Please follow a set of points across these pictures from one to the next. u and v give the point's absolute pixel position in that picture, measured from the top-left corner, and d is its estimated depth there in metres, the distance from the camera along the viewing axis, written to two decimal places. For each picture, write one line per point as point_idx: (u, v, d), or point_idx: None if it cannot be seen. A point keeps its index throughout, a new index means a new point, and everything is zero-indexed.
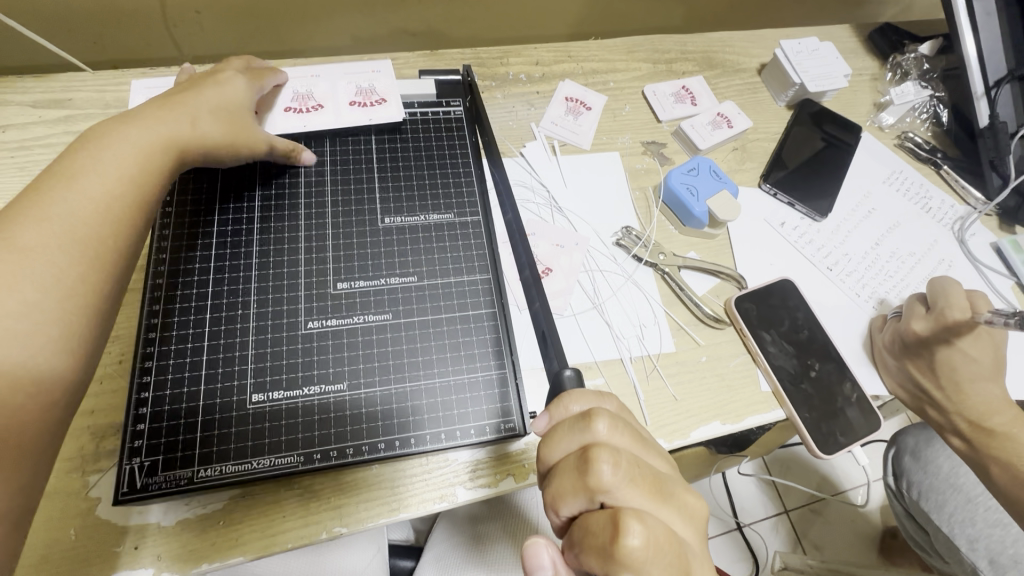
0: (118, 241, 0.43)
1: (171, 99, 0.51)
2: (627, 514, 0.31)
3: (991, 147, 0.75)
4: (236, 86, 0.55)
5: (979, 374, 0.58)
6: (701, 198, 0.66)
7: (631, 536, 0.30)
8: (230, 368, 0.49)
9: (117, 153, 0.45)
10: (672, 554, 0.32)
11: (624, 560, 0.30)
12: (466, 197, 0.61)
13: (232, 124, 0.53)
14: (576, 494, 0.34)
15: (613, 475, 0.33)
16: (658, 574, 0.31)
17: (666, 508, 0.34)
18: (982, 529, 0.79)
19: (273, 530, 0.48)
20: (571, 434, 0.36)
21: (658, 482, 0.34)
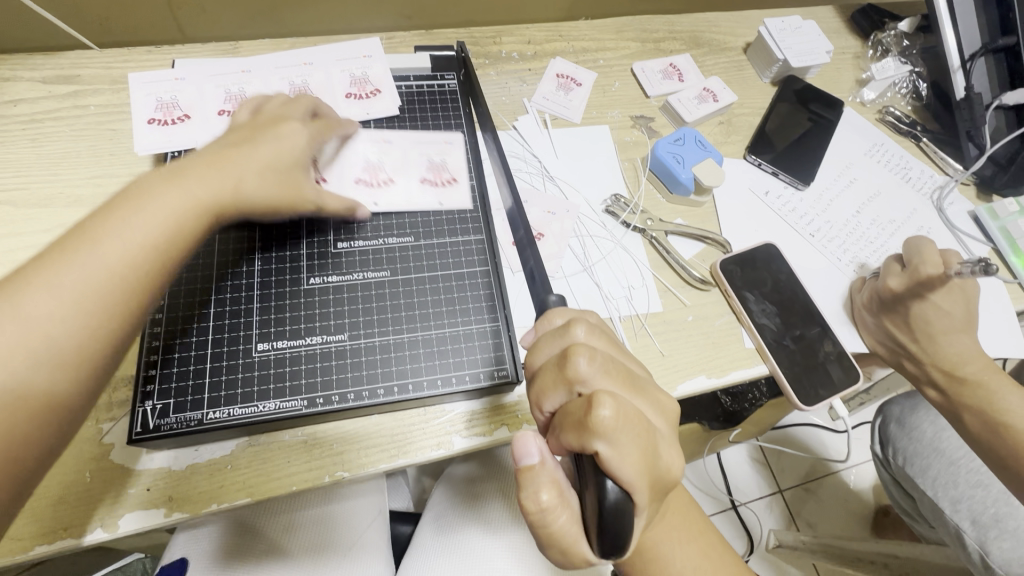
0: (125, 315, 0.37)
1: (227, 149, 0.46)
2: (599, 391, 0.34)
3: (967, 119, 0.79)
4: (297, 148, 0.50)
5: (951, 326, 0.61)
6: (687, 166, 0.69)
7: (603, 407, 0.33)
8: (236, 319, 0.51)
9: (156, 214, 0.39)
10: (641, 430, 0.34)
11: (596, 428, 0.33)
12: (461, 163, 0.64)
13: (282, 185, 0.47)
14: (556, 385, 0.37)
15: (589, 365, 0.36)
16: (627, 443, 0.33)
17: (638, 399, 0.37)
18: (964, 491, 0.81)
19: (279, 475, 0.50)
20: (553, 341, 0.40)
21: (630, 377, 0.38)
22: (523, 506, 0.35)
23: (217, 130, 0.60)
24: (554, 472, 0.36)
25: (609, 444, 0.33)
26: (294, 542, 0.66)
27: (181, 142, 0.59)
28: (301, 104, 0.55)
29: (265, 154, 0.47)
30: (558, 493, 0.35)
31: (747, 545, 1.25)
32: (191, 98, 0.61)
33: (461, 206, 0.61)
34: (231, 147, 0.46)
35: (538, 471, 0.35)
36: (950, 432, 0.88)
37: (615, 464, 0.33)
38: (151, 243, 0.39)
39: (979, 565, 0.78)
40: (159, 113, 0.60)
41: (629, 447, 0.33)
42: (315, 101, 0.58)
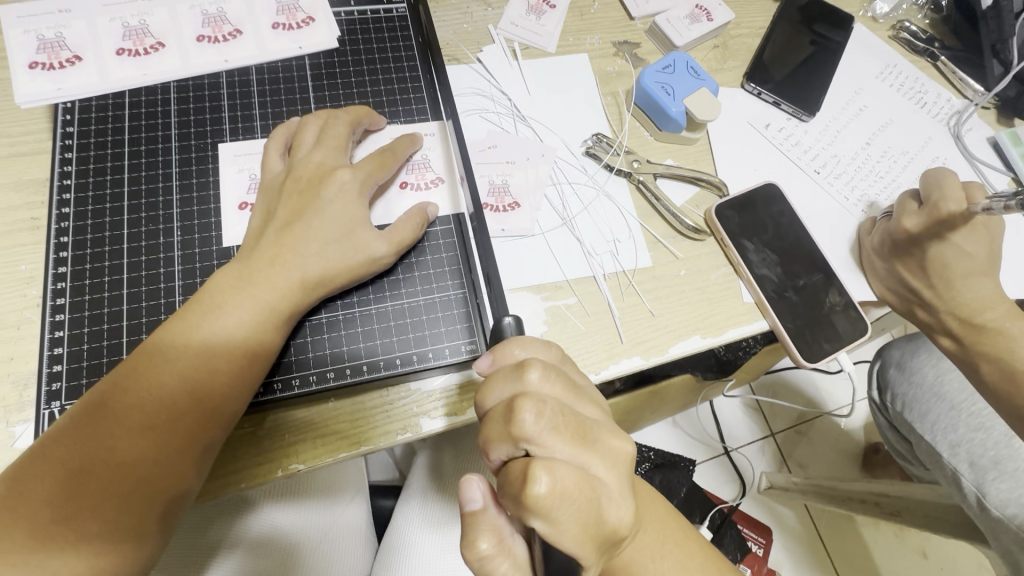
0: (204, 398, 0.40)
1: (289, 230, 0.44)
2: (536, 463, 0.32)
3: (994, 30, 0.71)
4: (355, 202, 0.46)
5: (971, 268, 0.55)
6: (677, 97, 0.60)
7: (539, 482, 0.31)
8: (155, 301, 0.45)
9: (225, 327, 0.41)
10: (585, 496, 0.33)
11: (533, 506, 0.31)
12: (414, 105, 0.56)
13: (346, 251, 0.45)
14: (501, 439, 0.34)
15: (535, 422, 0.33)
16: (563, 517, 0.32)
17: (596, 456, 0.35)
18: (964, 434, 0.77)
19: (224, 472, 0.45)
20: (503, 382, 0.37)
21: (582, 429, 0.35)
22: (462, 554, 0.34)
23: (115, 74, 0.51)
24: (497, 518, 0.36)
25: (546, 520, 0.32)
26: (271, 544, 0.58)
27: (75, 89, 0.50)
28: (338, 133, 0.49)
29: (328, 228, 0.45)
30: (499, 541, 0.35)
31: (739, 490, 1.25)
32: (81, 36, 0.51)
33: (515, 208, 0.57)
34: (287, 229, 0.44)
35: (478, 518, 0.35)
36: (953, 374, 0.82)
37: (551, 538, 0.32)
38: (240, 340, 0.41)
39: (974, 508, 0.74)
40: (43, 55, 0.50)
41: (568, 520, 0.32)
42: (351, 113, 0.50)
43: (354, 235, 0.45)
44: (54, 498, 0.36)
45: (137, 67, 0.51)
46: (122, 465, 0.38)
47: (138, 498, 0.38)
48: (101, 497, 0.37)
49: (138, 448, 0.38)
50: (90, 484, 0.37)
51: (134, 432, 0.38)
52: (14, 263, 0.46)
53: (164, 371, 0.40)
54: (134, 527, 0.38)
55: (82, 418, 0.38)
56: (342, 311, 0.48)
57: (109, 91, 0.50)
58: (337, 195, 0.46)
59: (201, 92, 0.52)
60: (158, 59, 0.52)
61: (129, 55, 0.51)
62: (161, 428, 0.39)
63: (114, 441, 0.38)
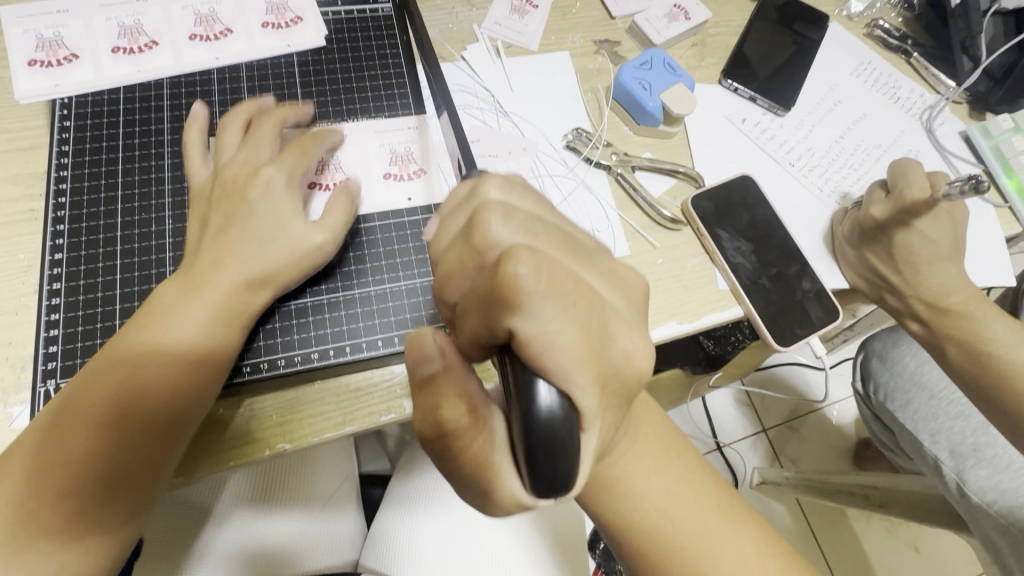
0: (174, 390, 0.42)
1: (224, 235, 0.46)
2: (513, 247, 0.29)
3: (963, 28, 0.74)
4: (283, 199, 0.47)
5: (937, 255, 0.57)
6: (654, 92, 0.62)
7: (517, 263, 0.28)
8: (147, 286, 0.47)
9: (207, 314, 0.43)
10: (574, 294, 0.29)
11: (509, 287, 0.27)
12: (398, 100, 0.58)
13: (283, 250, 0.46)
14: (469, 266, 0.32)
15: (503, 227, 0.31)
16: (548, 308, 0.28)
17: (590, 268, 0.33)
18: (943, 422, 0.79)
19: (213, 450, 0.46)
20: (462, 213, 0.35)
21: (568, 242, 0.33)
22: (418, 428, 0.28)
23: (111, 71, 0.53)
24: (464, 382, 0.29)
25: (528, 310, 0.28)
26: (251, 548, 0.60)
27: (73, 86, 0.52)
28: (263, 130, 0.50)
29: (261, 229, 0.46)
30: (471, 411, 0.29)
31: (729, 483, 1.26)
32: (78, 35, 0.53)
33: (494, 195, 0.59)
34: (223, 234, 0.46)
35: (441, 379, 0.29)
36: (932, 363, 0.84)
37: (542, 341, 0.28)
38: (227, 323, 0.43)
39: (955, 493, 0.76)
40: (41, 54, 0.52)
41: (557, 316, 0.28)
42: (275, 116, 0.51)
43: (289, 232, 0.47)
44: (34, 490, 0.38)
45: (132, 65, 0.53)
46: (100, 457, 0.40)
47: (117, 486, 0.40)
48: (80, 486, 0.39)
49: (110, 439, 0.40)
50: (68, 476, 0.39)
51: (106, 424, 0.40)
52: (13, 252, 0.48)
53: (131, 367, 0.41)
54: (118, 514, 0.40)
55: (53, 415, 0.40)
56: (326, 295, 0.50)
57: (104, 87, 0.53)
58: (264, 194, 0.47)
59: (193, 88, 0.54)
60: (152, 57, 0.54)
61: (124, 54, 0.53)
62: (132, 419, 0.41)
63: (85, 434, 0.40)
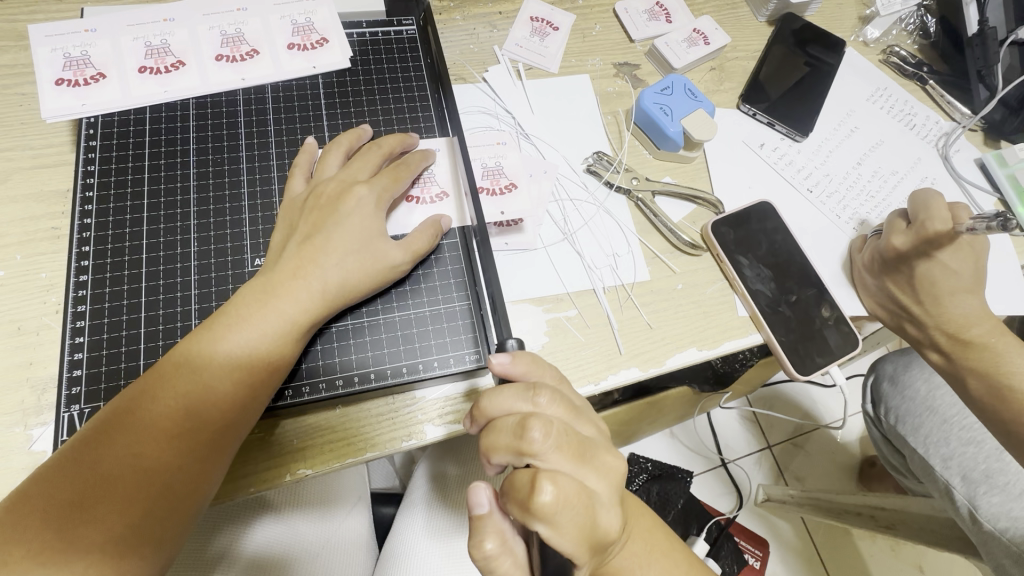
0: (226, 403, 0.41)
1: (310, 242, 0.46)
2: (546, 472, 0.34)
3: (980, 57, 0.73)
4: (371, 217, 0.48)
5: (958, 286, 0.57)
6: (676, 118, 0.63)
7: (544, 493, 0.33)
8: (172, 309, 0.47)
9: (249, 334, 0.43)
10: (582, 508, 0.35)
11: (537, 513, 0.33)
12: (422, 123, 0.58)
13: (366, 261, 0.47)
14: (506, 449, 0.36)
15: (543, 439, 0.35)
16: (564, 523, 0.34)
17: (594, 474, 0.37)
18: (956, 448, 0.78)
19: (234, 476, 0.46)
20: (515, 396, 0.38)
21: (586, 450, 0.37)
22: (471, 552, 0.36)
23: (137, 90, 0.53)
24: (500, 522, 0.36)
25: (548, 525, 0.33)
26: (278, 555, 0.59)
27: (98, 105, 0.52)
28: (369, 158, 0.51)
29: (348, 240, 0.47)
30: (502, 541, 0.36)
31: (736, 502, 1.26)
32: (105, 54, 0.53)
33: (520, 216, 0.58)
34: (308, 242, 0.46)
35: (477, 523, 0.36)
36: (944, 388, 0.83)
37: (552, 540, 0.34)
38: (263, 347, 0.43)
39: (967, 520, 0.75)
40: (68, 72, 0.52)
41: (568, 526, 0.34)
42: (383, 147, 0.52)
43: (373, 245, 0.48)
44: (80, 501, 0.37)
45: (158, 84, 0.53)
46: (146, 467, 0.39)
47: (157, 499, 0.39)
48: (125, 500, 0.38)
49: (159, 449, 0.39)
50: (112, 484, 0.38)
51: (160, 439, 0.39)
52: (36, 271, 0.48)
53: (187, 378, 0.41)
54: (154, 527, 0.38)
55: (110, 424, 0.39)
56: (352, 320, 0.50)
57: (131, 106, 0.53)
58: (355, 211, 0.48)
59: (219, 109, 0.54)
60: (178, 77, 0.54)
61: (151, 73, 0.53)
62: (186, 437, 0.40)
63: (139, 445, 0.39)
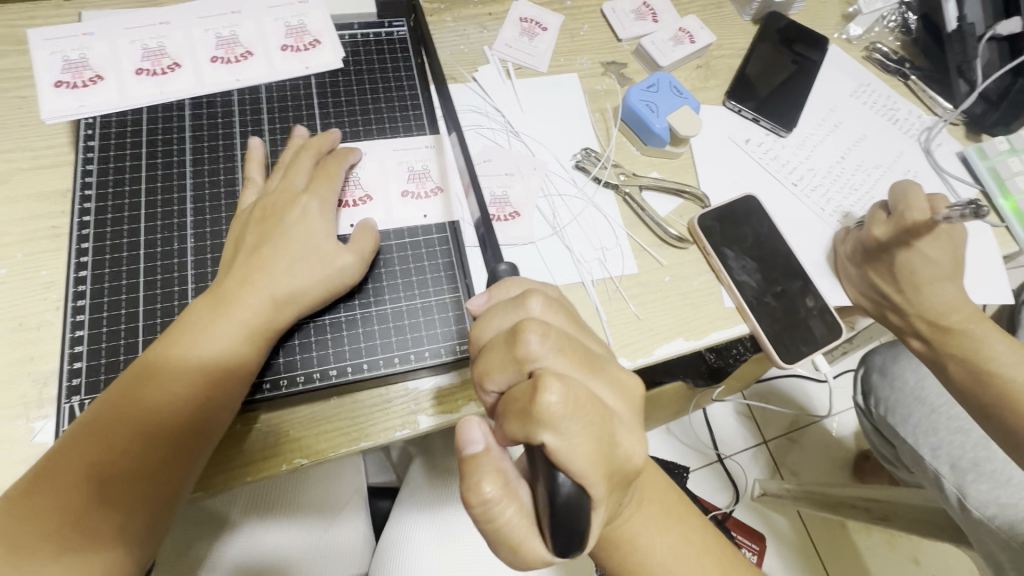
0: (206, 396, 0.43)
1: (257, 252, 0.47)
2: (546, 372, 0.32)
3: (959, 53, 0.75)
4: (316, 226, 0.49)
5: (939, 275, 0.58)
6: (661, 114, 0.64)
7: (550, 393, 0.31)
8: (170, 303, 0.48)
9: (226, 332, 0.45)
10: (595, 413, 0.32)
11: (540, 415, 0.31)
12: (412, 121, 0.59)
13: (320, 269, 0.48)
14: (504, 366, 0.35)
15: (541, 344, 0.34)
16: (574, 429, 0.31)
17: (602, 382, 0.35)
18: (944, 438, 0.79)
19: (231, 465, 0.47)
20: (507, 315, 0.37)
21: (587, 356, 0.36)
22: (466, 497, 0.33)
23: (134, 91, 0.54)
24: (500, 461, 0.34)
25: (557, 432, 0.31)
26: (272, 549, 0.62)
27: (97, 106, 0.53)
28: (304, 163, 0.52)
29: (296, 250, 0.48)
30: (505, 485, 0.33)
31: (732, 496, 1.27)
32: (103, 57, 0.54)
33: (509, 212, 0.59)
34: (257, 253, 0.47)
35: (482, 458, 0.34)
36: (932, 378, 0.85)
37: (565, 454, 0.31)
38: (239, 342, 0.45)
39: (956, 508, 0.77)
40: (67, 75, 0.53)
41: (580, 436, 0.31)
42: (314, 152, 0.53)
43: (326, 250, 0.49)
44: (55, 493, 0.38)
45: (155, 86, 0.55)
46: (131, 458, 0.40)
47: (143, 489, 0.40)
48: (98, 493, 0.39)
49: (142, 442, 0.41)
50: (96, 476, 0.39)
51: (133, 435, 0.41)
52: (36, 269, 0.49)
53: (167, 373, 0.43)
54: (141, 515, 0.40)
55: (92, 420, 0.41)
56: (345, 312, 0.51)
57: (128, 107, 0.54)
58: (300, 220, 0.49)
59: (215, 109, 0.55)
60: (175, 78, 0.55)
61: (147, 75, 0.55)
62: (159, 432, 0.41)
63: (121, 439, 0.40)
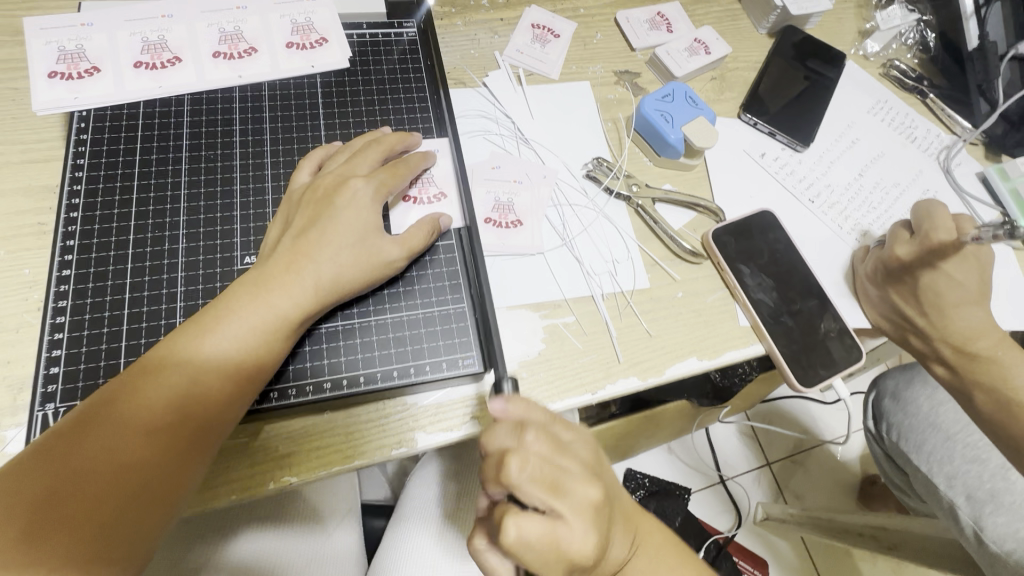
0: (211, 400, 0.40)
1: (303, 237, 0.45)
2: (508, 518, 0.34)
3: (980, 71, 0.73)
4: (367, 211, 0.47)
5: (963, 299, 0.56)
6: (676, 125, 0.62)
7: (508, 534, 0.34)
8: (157, 307, 0.46)
9: (239, 331, 0.42)
10: (554, 547, 0.35)
11: (504, 549, 0.34)
12: (421, 126, 0.57)
13: (361, 255, 0.46)
14: (490, 481, 0.36)
15: (518, 474, 0.35)
16: (531, 561, 0.34)
17: (570, 506, 0.36)
18: (960, 467, 0.76)
19: (214, 483, 0.44)
20: (504, 433, 0.36)
21: (563, 483, 0.36)
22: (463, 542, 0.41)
23: (132, 85, 0.52)
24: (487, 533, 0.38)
25: (516, 559, 0.34)
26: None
27: (93, 99, 0.51)
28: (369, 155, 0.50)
29: (342, 234, 0.45)
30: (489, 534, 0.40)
31: (735, 520, 1.23)
32: (100, 48, 0.52)
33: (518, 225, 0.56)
34: (303, 236, 0.45)
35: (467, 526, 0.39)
36: (948, 405, 0.81)
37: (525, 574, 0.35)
38: (252, 342, 0.42)
39: (972, 542, 0.73)
40: (63, 66, 0.51)
41: (537, 558, 0.35)
42: (383, 144, 0.51)
43: (367, 238, 0.46)
44: (52, 497, 0.35)
45: (153, 80, 0.52)
46: (122, 463, 0.37)
47: (132, 500, 0.37)
48: (94, 502, 0.35)
49: (138, 446, 0.37)
50: (83, 480, 0.36)
51: (137, 437, 0.38)
52: (18, 267, 0.47)
53: (172, 373, 0.40)
54: (127, 529, 0.36)
55: (88, 416, 0.37)
56: (342, 321, 0.48)
57: (123, 101, 0.52)
58: (351, 204, 0.47)
59: (214, 105, 0.53)
60: (175, 73, 0.53)
61: (146, 68, 0.53)
62: (156, 443, 0.38)
63: (116, 441, 0.37)
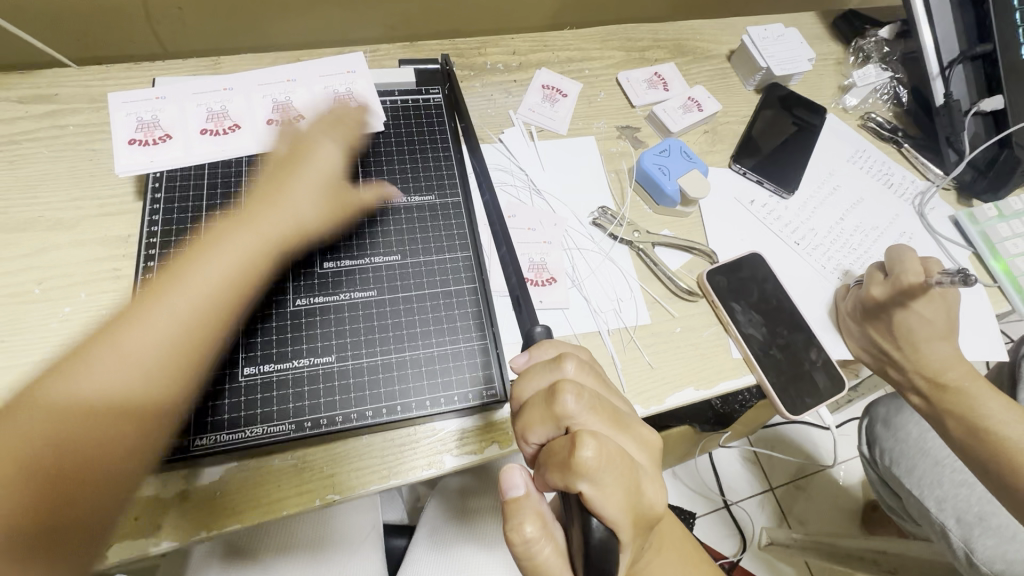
0: (178, 379, 0.43)
1: (212, 241, 0.49)
2: (582, 430, 0.36)
3: (947, 125, 0.80)
4: (291, 207, 0.53)
5: (933, 334, 0.62)
6: (673, 177, 0.70)
7: (585, 448, 0.35)
8: (222, 344, 0.52)
9: (169, 320, 0.43)
10: (624, 466, 0.36)
11: (578, 467, 0.35)
12: (447, 181, 0.65)
13: (286, 227, 0.52)
14: (544, 422, 0.39)
15: (576, 402, 0.38)
16: (609, 481, 0.35)
17: (627, 437, 0.40)
18: (949, 490, 0.80)
19: (268, 500, 0.50)
20: (541, 379, 0.42)
21: (617, 415, 0.40)
22: (509, 538, 0.36)
23: (198, 149, 0.60)
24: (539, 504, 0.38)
25: (592, 483, 0.35)
26: None
27: (165, 162, 0.59)
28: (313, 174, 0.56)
29: (239, 246, 0.49)
30: (543, 526, 0.37)
31: (739, 544, 1.26)
32: (172, 118, 0.60)
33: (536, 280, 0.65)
34: (209, 242, 0.48)
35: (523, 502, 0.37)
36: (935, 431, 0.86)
37: (598, 502, 0.35)
38: (185, 326, 0.44)
39: (965, 563, 0.77)
40: (139, 133, 0.59)
41: (613, 485, 0.35)
42: (308, 155, 0.56)
43: (284, 227, 0.52)
44: (35, 504, 0.36)
45: (216, 144, 0.60)
46: (98, 449, 0.38)
47: (112, 480, 0.39)
48: (77, 491, 0.37)
49: (109, 430, 0.39)
50: (58, 473, 0.37)
51: (106, 424, 0.39)
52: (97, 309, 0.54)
53: (134, 357, 0.41)
54: (105, 505, 0.39)
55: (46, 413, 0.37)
56: (381, 355, 0.55)
57: (189, 162, 0.59)
58: (280, 204, 0.53)
59: (268, 165, 0.61)
60: (234, 137, 0.61)
61: (210, 134, 0.61)
62: (134, 448, 0.40)
63: (84, 430, 0.38)
